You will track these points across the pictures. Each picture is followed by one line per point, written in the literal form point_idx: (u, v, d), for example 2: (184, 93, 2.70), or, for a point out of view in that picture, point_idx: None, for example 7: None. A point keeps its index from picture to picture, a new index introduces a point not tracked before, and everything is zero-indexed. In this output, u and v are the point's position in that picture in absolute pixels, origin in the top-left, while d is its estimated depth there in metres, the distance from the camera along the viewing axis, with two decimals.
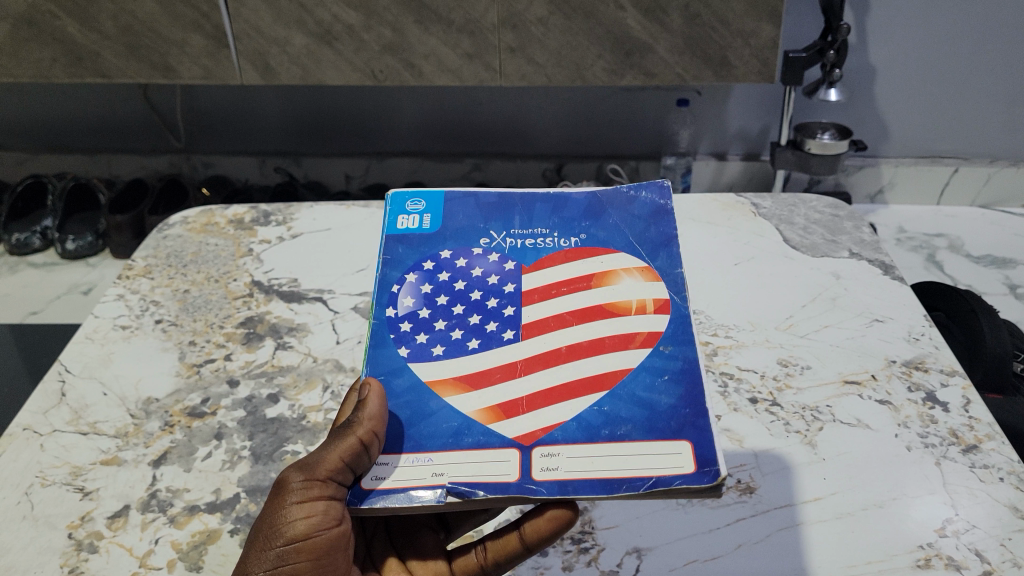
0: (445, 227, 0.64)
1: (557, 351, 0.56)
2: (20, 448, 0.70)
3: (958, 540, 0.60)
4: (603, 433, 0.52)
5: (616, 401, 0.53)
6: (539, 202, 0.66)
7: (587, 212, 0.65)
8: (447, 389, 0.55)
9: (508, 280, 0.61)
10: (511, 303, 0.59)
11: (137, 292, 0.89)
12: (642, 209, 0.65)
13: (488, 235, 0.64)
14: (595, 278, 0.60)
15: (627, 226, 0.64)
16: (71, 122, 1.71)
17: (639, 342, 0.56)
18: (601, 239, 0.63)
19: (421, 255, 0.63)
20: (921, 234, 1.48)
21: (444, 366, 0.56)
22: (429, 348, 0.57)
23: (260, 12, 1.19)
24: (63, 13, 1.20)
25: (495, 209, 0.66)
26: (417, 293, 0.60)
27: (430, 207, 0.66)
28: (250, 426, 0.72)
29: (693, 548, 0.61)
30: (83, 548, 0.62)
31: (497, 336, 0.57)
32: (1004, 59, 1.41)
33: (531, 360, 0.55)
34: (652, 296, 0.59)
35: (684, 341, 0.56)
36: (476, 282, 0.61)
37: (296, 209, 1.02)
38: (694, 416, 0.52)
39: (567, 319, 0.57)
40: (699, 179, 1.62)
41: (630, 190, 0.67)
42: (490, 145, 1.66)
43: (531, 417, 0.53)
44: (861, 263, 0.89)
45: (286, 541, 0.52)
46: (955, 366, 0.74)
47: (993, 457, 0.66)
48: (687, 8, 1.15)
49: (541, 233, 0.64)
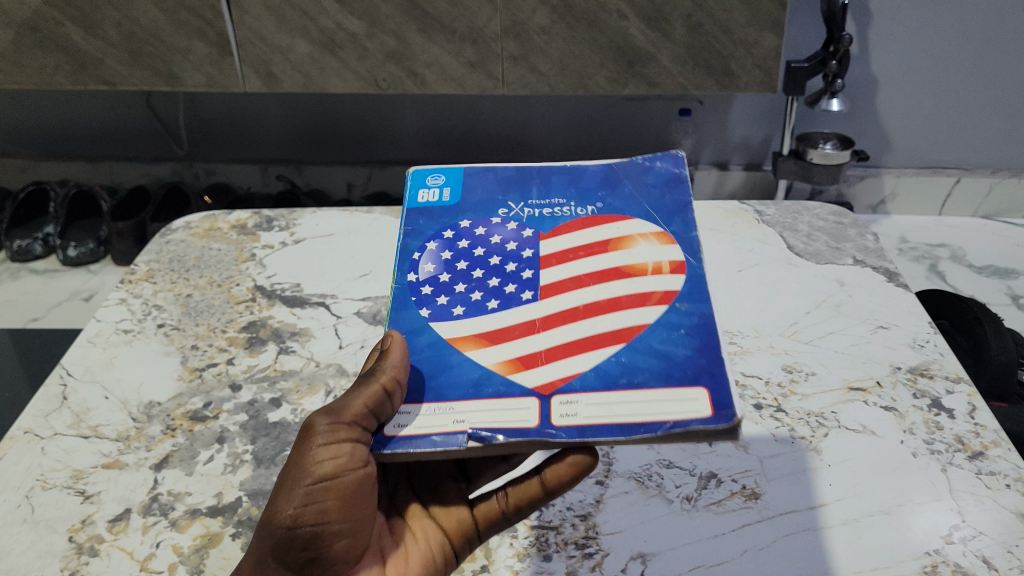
0: (465, 201, 0.66)
1: (575, 309, 0.56)
2: (21, 451, 0.70)
3: (965, 547, 0.59)
4: (621, 381, 0.51)
5: (634, 352, 0.53)
6: (556, 174, 0.68)
7: (602, 184, 0.66)
8: (468, 344, 0.55)
9: (526, 247, 0.61)
10: (529, 268, 0.60)
11: (140, 296, 0.89)
12: (656, 180, 0.66)
13: (507, 207, 0.65)
14: (611, 243, 0.60)
15: (642, 196, 0.64)
16: (75, 130, 1.71)
17: (655, 300, 0.56)
18: (617, 208, 0.64)
19: (442, 226, 0.64)
20: (922, 244, 1.48)
21: (466, 324, 0.56)
22: (449, 307, 0.57)
23: (263, 20, 1.19)
24: (66, 20, 1.21)
25: (513, 185, 0.67)
26: (437, 259, 0.61)
27: (451, 181, 0.68)
28: (252, 430, 0.71)
29: (698, 553, 0.60)
30: (84, 551, 0.61)
31: (516, 296, 0.57)
32: (1003, 72, 1.42)
33: (550, 317, 0.56)
34: (667, 258, 0.59)
35: (699, 298, 0.56)
36: (494, 249, 0.62)
37: (300, 215, 1.03)
38: (710, 365, 0.51)
39: (584, 279, 0.58)
40: (700, 189, 1.63)
41: (643, 162, 0.68)
42: (493, 154, 1.66)
43: (550, 368, 0.52)
44: (865, 271, 0.89)
45: (315, 479, 0.50)
46: (960, 373, 0.74)
47: (1000, 463, 0.65)
48: (690, 18, 1.16)
49: (558, 204, 0.65)
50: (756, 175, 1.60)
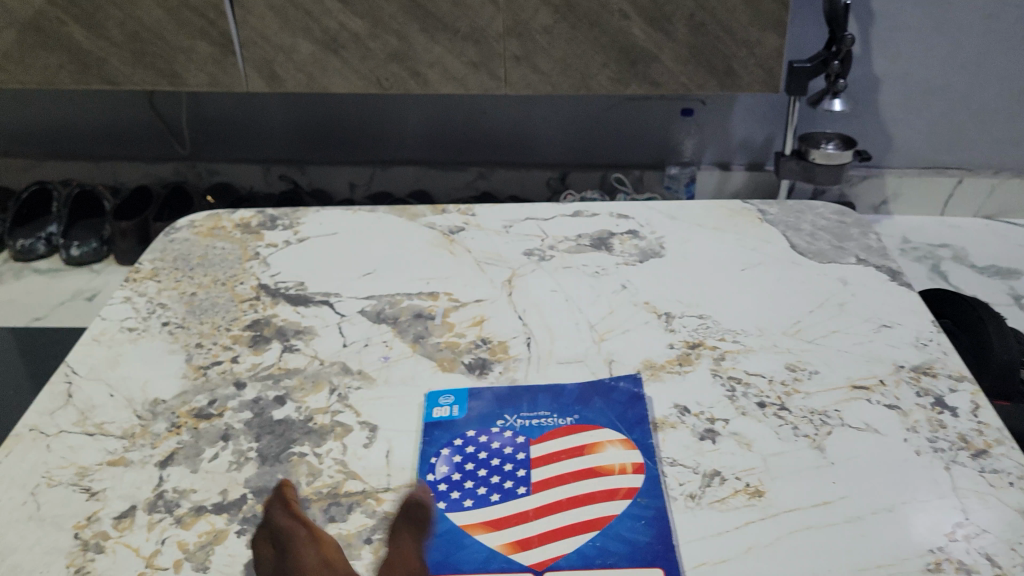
0: (470, 415, 0.71)
1: (559, 501, 0.62)
2: (26, 448, 0.70)
3: (968, 545, 0.59)
4: (596, 563, 0.58)
5: (606, 537, 0.60)
6: (541, 391, 0.73)
7: (579, 398, 0.72)
8: (476, 528, 0.61)
9: (520, 450, 0.67)
10: (522, 466, 0.65)
11: (144, 294, 0.89)
12: (621, 396, 0.73)
13: (503, 418, 0.71)
14: (586, 447, 0.67)
15: (608, 407, 0.71)
16: (78, 130, 1.72)
17: (622, 494, 0.63)
18: (590, 419, 0.70)
19: (451, 433, 0.69)
20: (924, 244, 1.48)
21: (474, 512, 0.62)
22: (458, 501, 0.63)
23: (266, 20, 1.20)
24: (70, 20, 1.21)
25: (508, 399, 0.73)
26: (449, 461, 0.67)
27: (459, 399, 0.73)
28: (257, 428, 0.71)
29: (702, 551, 0.59)
30: (89, 548, 0.61)
31: (511, 492, 0.63)
32: (1004, 72, 1.43)
33: (542, 507, 0.62)
34: (631, 460, 0.66)
35: (656, 493, 0.63)
36: (494, 452, 0.67)
37: (303, 214, 1.03)
38: (665, 550, 0.59)
39: (565, 478, 0.64)
40: (702, 189, 1.63)
41: (611, 380, 0.75)
42: (495, 154, 1.66)
43: (543, 549, 0.59)
44: (869, 270, 0.89)
45: None
46: (963, 372, 0.74)
47: (1003, 462, 0.65)
48: (691, 18, 1.17)
49: (544, 414, 0.71)
50: (758, 174, 1.60)
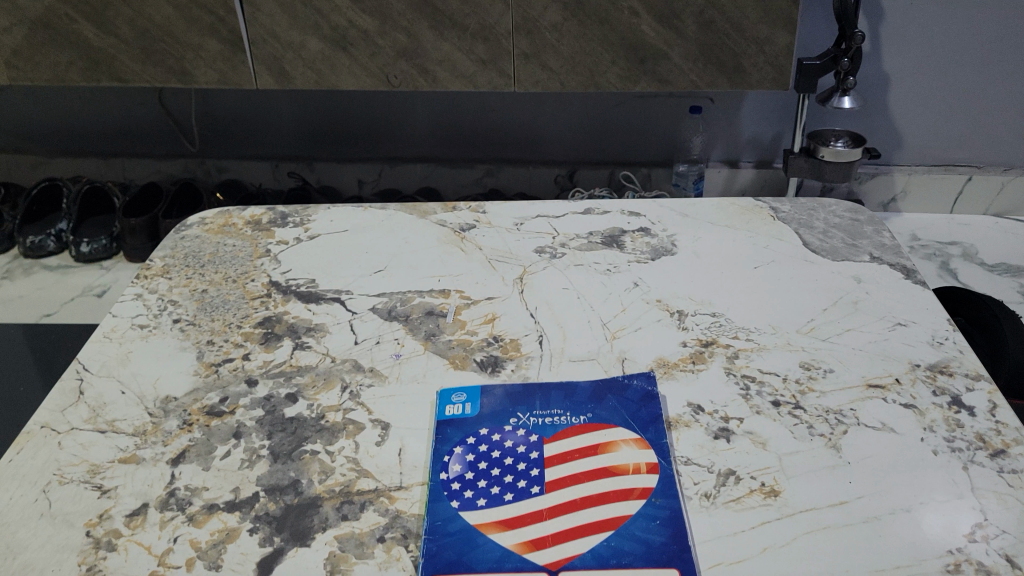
0: (483, 413, 0.71)
1: (573, 501, 0.62)
2: (39, 445, 0.70)
3: (988, 546, 0.59)
4: (611, 562, 0.57)
5: (621, 537, 0.59)
6: (553, 389, 0.73)
7: (592, 396, 0.72)
8: (490, 528, 0.60)
9: (533, 449, 0.67)
10: (536, 466, 0.65)
11: (156, 291, 0.89)
12: (633, 395, 0.72)
13: (516, 416, 0.70)
14: (599, 447, 0.66)
15: (622, 406, 0.71)
16: (87, 127, 1.72)
17: (637, 494, 0.62)
18: (603, 417, 0.70)
19: (464, 432, 0.69)
20: (935, 242, 1.47)
21: (488, 511, 0.62)
22: (472, 500, 0.63)
23: (275, 17, 1.20)
24: (79, 17, 1.21)
25: (520, 397, 0.72)
26: (462, 460, 0.66)
27: (471, 397, 0.73)
28: (269, 425, 0.71)
29: (718, 551, 0.59)
30: (102, 545, 0.61)
31: (525, 491, 0.63)
32: (1016, 69, 1.41)
33: (556, 508, 0.62)
34: (645, 460, 0.66)
35: (671, 493, 0.63)
36: (507, 450, 0.67)
37: (313, 211, 1.03)
38: (680, 550, 0.58)
39: (579, 478, 0.64)
40: (711, 186, 1.62)
41: (623, 378, 0.74)
42: (503, 151, 1.66)
43: (558, 548, 0.59)
44: (883, 267, 0.88)
45: None
46: (980, 370, 0.73)
47: (1021, 462, 0.65)
48: (702, 14, 1.16)
49: (557, 413, 0.70)
50: (767, 171, 1.59)
